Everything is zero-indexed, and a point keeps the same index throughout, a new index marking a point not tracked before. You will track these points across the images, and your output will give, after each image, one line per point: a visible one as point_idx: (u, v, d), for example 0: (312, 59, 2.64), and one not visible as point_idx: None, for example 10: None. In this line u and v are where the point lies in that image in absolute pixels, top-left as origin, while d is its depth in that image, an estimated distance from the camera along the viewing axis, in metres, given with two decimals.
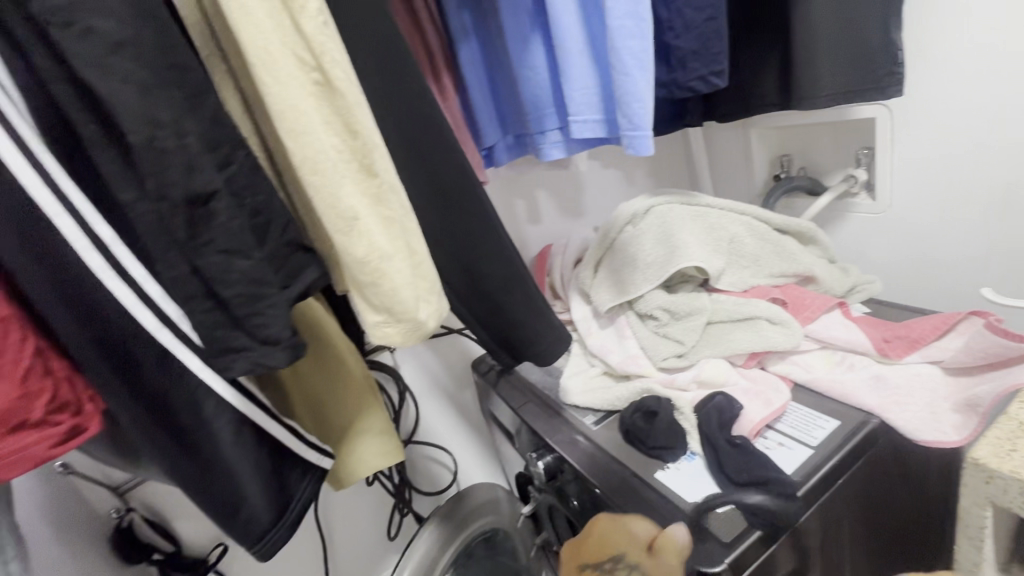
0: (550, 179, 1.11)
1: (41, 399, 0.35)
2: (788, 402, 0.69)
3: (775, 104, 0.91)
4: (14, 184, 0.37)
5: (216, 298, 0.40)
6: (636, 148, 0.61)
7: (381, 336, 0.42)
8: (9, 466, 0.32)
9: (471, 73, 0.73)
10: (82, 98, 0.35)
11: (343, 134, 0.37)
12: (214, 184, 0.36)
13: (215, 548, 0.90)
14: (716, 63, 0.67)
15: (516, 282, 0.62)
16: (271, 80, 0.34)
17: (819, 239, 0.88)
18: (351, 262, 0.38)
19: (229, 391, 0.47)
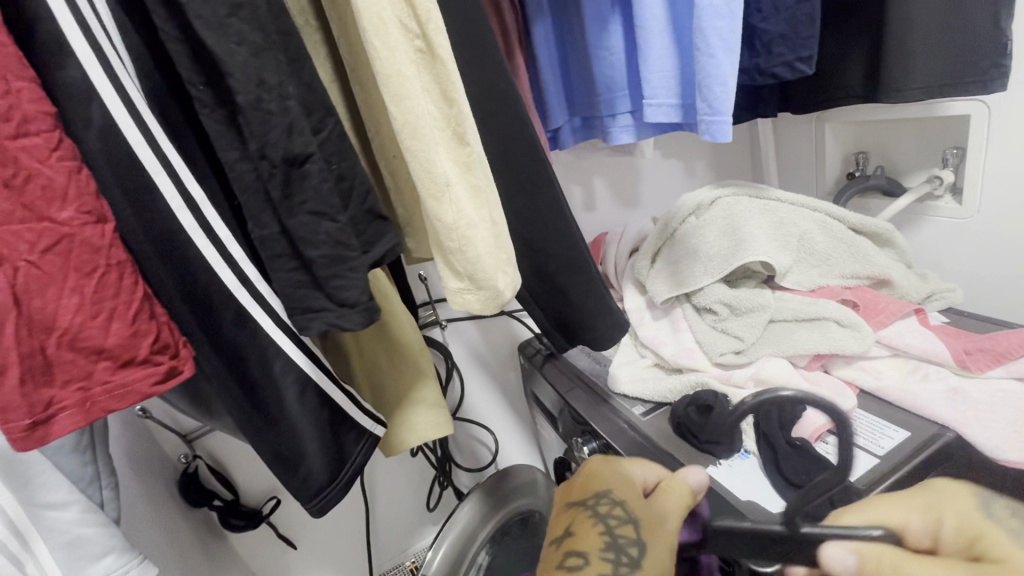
0: (608, 167, 1.09)
1: (147, 340, 0.38)
2: (853, 408, 0.66)
3: (858, 96, 0.85)
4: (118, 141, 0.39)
5: (300, 258, 0.42)
6: (713, 134, 0.60)
7: (462, 303, 0.46)
8: (117, 398, 0.37)
9: (544, 52, 0.73)
10: (193, 59, 0.37)
11: (441, 103, 0.41)
12: (310, 147, 0.39)
13: (268, 501, 0.96)
14: (805, 48, 0.64)
15: (579, 264, 0.61)
16: (382, 45, 0.38)
17: (896, 242, 0.83)
18: (439, 227, 0.43)
19: (297, 352, 0.49)
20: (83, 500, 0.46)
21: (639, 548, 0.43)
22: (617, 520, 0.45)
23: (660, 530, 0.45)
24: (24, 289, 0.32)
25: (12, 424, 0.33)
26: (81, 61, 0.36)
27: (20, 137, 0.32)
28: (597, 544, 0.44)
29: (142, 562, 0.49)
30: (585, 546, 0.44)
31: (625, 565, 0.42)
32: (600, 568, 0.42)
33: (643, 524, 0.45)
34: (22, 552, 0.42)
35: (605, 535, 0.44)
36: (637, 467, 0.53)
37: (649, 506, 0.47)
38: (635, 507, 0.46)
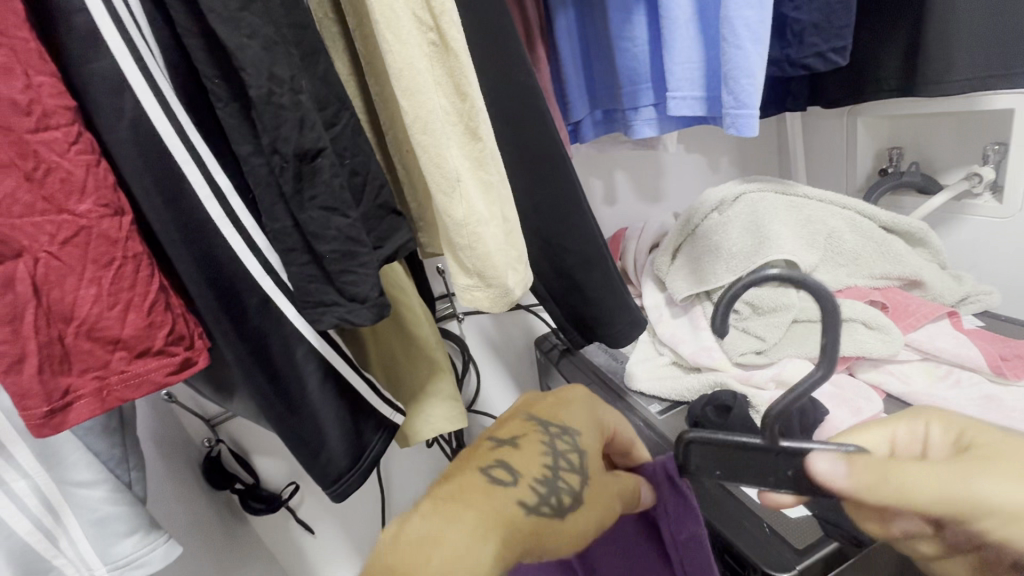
0: (630, 161, 1.06)
1: (162, 331, 0.38)
2: (879, 412, 0.63)
3: (895, 90, 0.81)
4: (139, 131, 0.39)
5: (312, 253, 0.42)
6: (738, 128, 0.58)
7: (469, 299, 0.45)
8: (134, 387, 0.38)
9: (566, 43, 0.71)
10: (212, 52, 0.37)
11: (453, 97, 0.41)
12: (321, 142, 0.39)
13: (288, 486, 0.98)
14: (839, 39, 0.61)
15: (597, 261, 0.60)
16: (394, 38, 0.37)
17: (930, 242, 0.80)
18: (449, 223, 0.42)
19: (319, 343, 0.50)
20: (115, 479, 0.47)
21: (571, 503, 0.35)
22: (569, 464, 0.36)
23: (607, 500, 0.37)
24: (43, 280, 0.33)
25: (31, 411, 0.34)
26: (113, 53, 0.37)
27: (42, 131, 0.33)
28: (535, 470, 0.35)
29: (167, 539, 0.50)
30: (521, 465, 0.36)
31: (549, 509, 0.34)
32: (524, 494, 0.34)
33: (591, 487, 0.37)
34: (54, 527, 0.44)
35: (547, 467, 0.36)
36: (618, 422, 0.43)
37: (608, 472, 0.39)
38: (592, 470, 0.37)
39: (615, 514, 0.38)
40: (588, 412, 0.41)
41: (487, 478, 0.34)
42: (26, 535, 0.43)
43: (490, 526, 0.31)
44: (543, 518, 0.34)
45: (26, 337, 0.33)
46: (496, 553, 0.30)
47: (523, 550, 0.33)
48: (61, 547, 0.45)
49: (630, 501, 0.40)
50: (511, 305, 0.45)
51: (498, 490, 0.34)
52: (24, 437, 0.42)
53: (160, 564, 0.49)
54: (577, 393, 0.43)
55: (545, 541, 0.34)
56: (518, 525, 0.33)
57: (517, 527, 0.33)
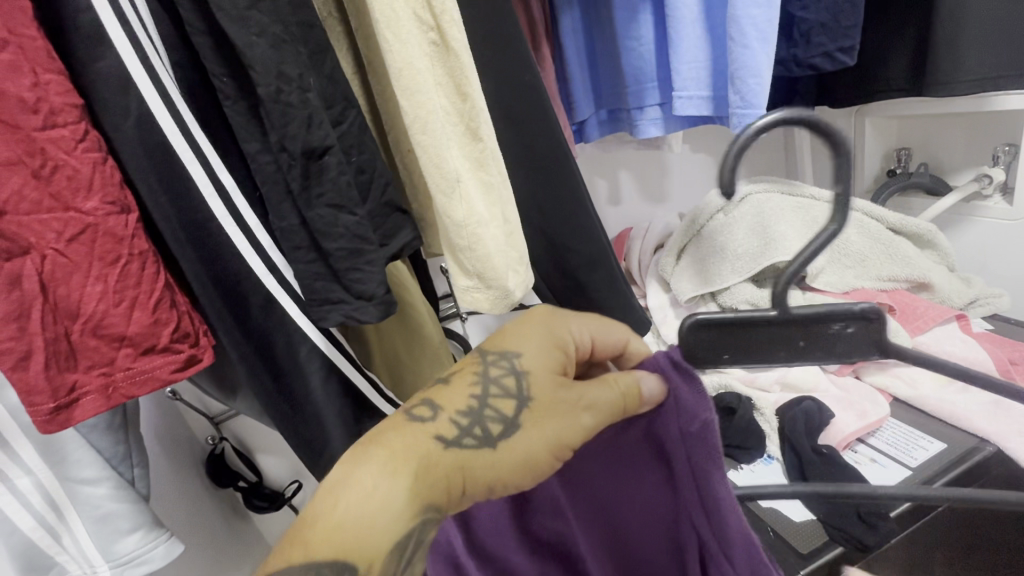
0: (635, 161, 1.06)
1: (167, 328, 0.38)
2: (886, 417, 0.62)
3: (903, 90, 0.81)
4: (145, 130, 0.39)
5: (319, 250, 0.42)
6: (744, 128, 0.57)
7: (469, 301, 0.45)
8: (139, 384, 0.38)
9: (571, 43, 0.71)
10: (220, 50, 0.37)
11: (454, 97, 0.41)
12: (329, 140, 0.39)
13: (291, 483, 0.98)
14: (847, 38, 0.61)
15: (602, 261, 0.60)
16: (394, 37, 0.37)
17: (938, 243, 0.79)
18: (448, 224, 0.42)
19: (324, 343, 0.50)
20: (118, 477, 0.47)
21: (504, 431, 0.34)
22: (503, 391, 0.35)
23: (562, 414, 0.35)
24: (50, 277, 0.34)
25: (37, 407, 0.35)
26: (119, 52, 0.37)
27: (49, 129, 0.33)
28: (459, 403, 0.35)
29: (169, 537, 0.50)
30: (447, 400, 0.35)
31: (472, 440, 0.34)
32: (442, 429, 0.34)
33: (532, 405, 0.35)
34: (57, 524, 0.45)
35: (473, 397, 0.35)
36: (587, 330, 0.39)
37: (561, 385, 0.35)
38: (535, 387, 0.35)
39: (583, 427, 0.34)
40: (539, 330, 0.38)
41: (408, 417, 0.35)
42: (30, 530, 0.44)
43: (403, 464, 0.33)
44: (467, 450, 0.34)
45: (33, 334, 0.33)
46: (407, 492, 0.32)
47: (449, 487, 0.33)
48: (63, 543, 0.45)
49: (624, 408, 0.34)
50: (513, 305, 0.45)
51: (416, 425, 0.34)
52: (29, 436, 0.43)
53: (160, 562, 0.49)
54: (537, 313, 0.40)
55: (477, 471, 0.34)
56: (435, 460, 0.33)
57: (434, 463, 0.33)
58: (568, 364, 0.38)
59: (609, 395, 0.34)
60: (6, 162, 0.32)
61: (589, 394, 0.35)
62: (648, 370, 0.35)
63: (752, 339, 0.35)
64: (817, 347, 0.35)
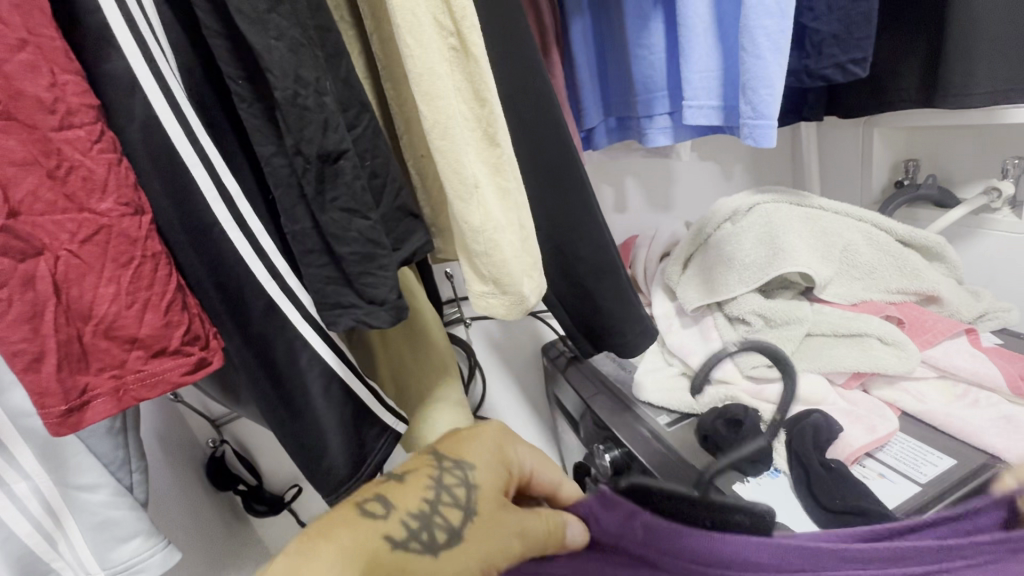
0: (642, 168, 1.06)
1: (178, 330, 0.38)
2: (895, 431, 0.62)
3: (913, 102, 0.81)
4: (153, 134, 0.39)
5: (331, 254, 0.42)
6: (755, 139, 0.57)
7: (486, 306, 0.45)
8: (149, 387, 0.38)
9: (581, 50, 0.71)
10: (235, 52, 0.37)
11: (472, 103, 0.41)
12: (344, 144, 0.39)
13: (291, 488, 0.97)
14: (859, 50, 0.61)
15: (610, 269, 0.60)
16: (415, 42, 0.37)
17: (948, 256, 0.79)
18: (466, 229, 0.42)
19: (325, 348, 0.49)
20: (116, 484, 0.47)
21: (447, 542, 0.39)
22: (452, 499, 0.41)
23: (496, 531, 0.41)
24: (63, 278, 0.33)
25: (49, 410, 0.34)
26: (130, 54, 0.37)
27: (65, 130, 0.33)
28: (412, 505, 0.39)
29: (166, 546, 0.50)
30: (397, 500, 0.39)
31: (416, 548, 0.38)
32: (392, 529, 0.38)
33: (477, 522, 0.40)
34: (54, 529, 0.44)
35: (426, 501, 0.40)
36: (534, 462, 0.48)
37: (501, 506, 0.42)
38: (480, 503, 0.41)
39: (508, 551, 0.41)
40: (492, 445, 0.46)
41: (358, 511, 0.38)
42: (26, 537, 0.43)
43: (351, 560, 0.34)
44: (412, 554, 0.37)
45: (45, 335, 0.33)
46: None
47: None
48: (59, 549, 0.45)
49: (547, 541, 0.44)
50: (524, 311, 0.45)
51: (366, 520, 0.37)
52: (29, 440, 0.42)
53: (157, 571, 0.49)
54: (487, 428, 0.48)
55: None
56: (381, 558, 0.36)
57: (378, 559, 0.36)
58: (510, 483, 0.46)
59: (539, 530, 0.44)
60: (21, 162, 0.32)
61: (521, 522, 0.43)
62: (569, 526, 0.46)
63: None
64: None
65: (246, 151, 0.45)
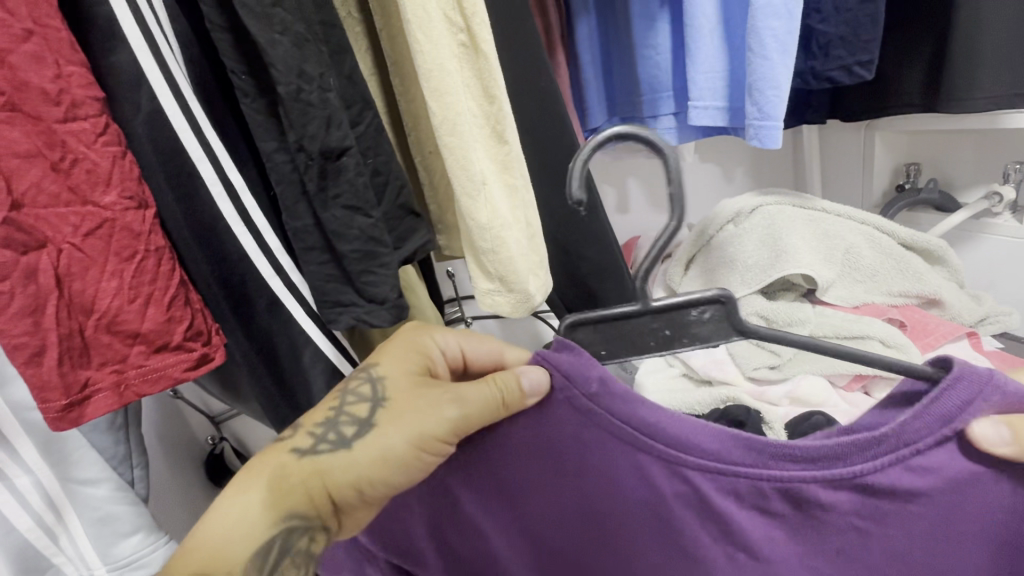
0: (644, 169, 1.06)
1: (180, 325, 0.38)
2: None
3: (917, 107, 0.81)
4: (158, 128, 0.39)
5: (332, 252, 0.42)
6: (761, 140, 0.57)
7: (491, 304, 0.45)
8: (150, 382, 0.37)
9: (586, 50, 0.71)
10: (239, 48, 0.37)
11: (481, 99, 0.40)
12: (346, 141, 0.38)
13: None
14: (866, 52, 0.61)
15: (615, 270, 0.59)
16: (425, 38, 0.37)
17: (949, 260, 0.79)
18: (473, 226, 0.42)
19: (328, 345, 0.49)
20: (118, 478, 0.47)
21: (358, 432, 0.36)
22: (358, 398, 0.38)
23: (428, 411, 0.36)
24: (66, 271, 0.33)
25: (49, 404, 0.34)
26: (136, 47, 0.37)
27: (69, 122, 0.33)
28: (319, 417, 0.37)
29: (167, 541, 0.49)
30: (311, 417, 0.38)
31: (326, 446, 0.36)
32: (299, 442, 0.37)
33: (388, 406, 0.37)
34: (55, 524, 0.44)
35: (333, 410, 0.37)
36: (455, 340, 0.43)
37: (418, 386, 0.38)
38: (390, 390, 0.38)
39: (447, 417, 0.35)
40: (404, 344, 0.41)
41: (280, 442, 0.38)
42: (27, 531, 0.43)
43: (258, 480, 0.36)
44: (322, 456, 0.36)
45: (47, 328, 0.33)
46: (261, 502, 0.35)
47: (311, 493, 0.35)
48: (61, 544, 0.44)
49: (501, 406, 0.35)
50: (530, 310, 0.45)
51: (278, 445, 0.37)
52: (31, 433, 0.42)
53: (159, 566, 0.48)
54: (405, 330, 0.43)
55: (333, 474, 0.35)
56: (288, 470, 0.36)
57: (287, 474, 0.36)
58: (432, 368, 0.41)
59: (478, 394, 0.35)
60: (25, 153, 0.31)
61: (460, 393, 0.36)
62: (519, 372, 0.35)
63: (624, 332, 0.38)
64: (681, 336, 0.37)
65: (249, 146, 0.45)
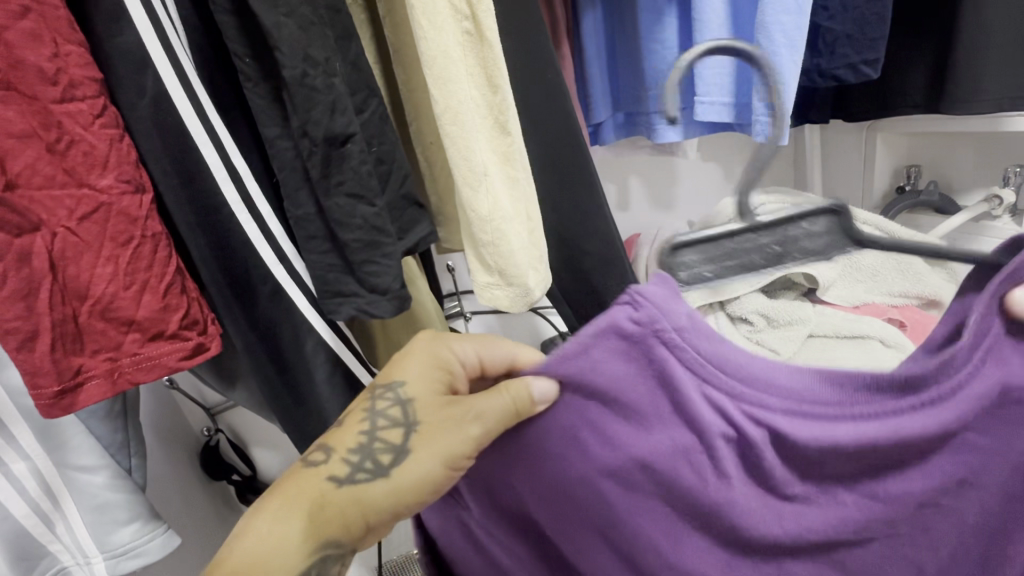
0: (645, 166, 1.05)
1: (177, 313, 0.37)
2: None
3: (917, 108, 0.81)
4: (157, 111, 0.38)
5: (334, 241, 0.41)
6: (767, 136, 0.57)
7: (490, 298, 0.44)
8: (145, 370, 0.36)
9: (591, 44, 0.71)
10: (243, 30, 0.36)
11: (486, 89, 0.40)
12: (351, 128, 0.38)
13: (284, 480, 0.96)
14: (872, 50, 0.61)
15: (617, 266, 0.59)
16: (429, 24, 0.36)
17: (952, 263, 0.76)
18: (474, 218, 0.41)
19: (329, 335, 0.48)
20: (116, 466, 0.46)
21: (394, 458, 0.34)
22: (389, 420, 0.35)
23: (451, 429, 0.34)
24: (60, 255, 0.32)
25: (40, 390, 0.33)
26: (136, 27, 0.36)
27: (66, 102, 0.32)
28: (349, 442, 0.35)
29: (166, 530, 0.48)
30: (337, 441, 0.35)
31: (365, 475, 0.34)
32: (334, 469, 0.34)
33: (419, 429, 0.35)
34: (52, 511, 0.43)
35: (362, 435, 0.35)
36: (474, 351, 0.39)
37: (447, 404, 0.35)
38: (420, 413, 0.35)
39: (473, 438, 0.33)
40: (424, 356, 0.38)
41: (305, 464, 0.35)
42: (23, 518, 0.42)
43: (294, 508, 0.33)
44: (360, 485, 0.34)
45: (41, 313, 0.32)
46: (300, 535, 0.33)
47: (352, 524, 0.34)
48: (56, 532, 0.44)
49: (517, 413, 0.32)
50: (530, 305, 0.44)
51: (309, 470, 0.35)
52: (28, 419, 0.41)
53: (156, 556, 0.47)
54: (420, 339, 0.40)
55: (374, 504, 0.34)
56: (327, 501, 0.34)
57: (326, 505, 0.33)
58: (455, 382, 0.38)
59: (497, 408, 0.32)
60: (20, 133, 0.31)
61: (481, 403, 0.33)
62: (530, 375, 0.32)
63: (724, 250, 0.37)
64: (793, 251, 0.37)
65: (253, 133, 0.44)
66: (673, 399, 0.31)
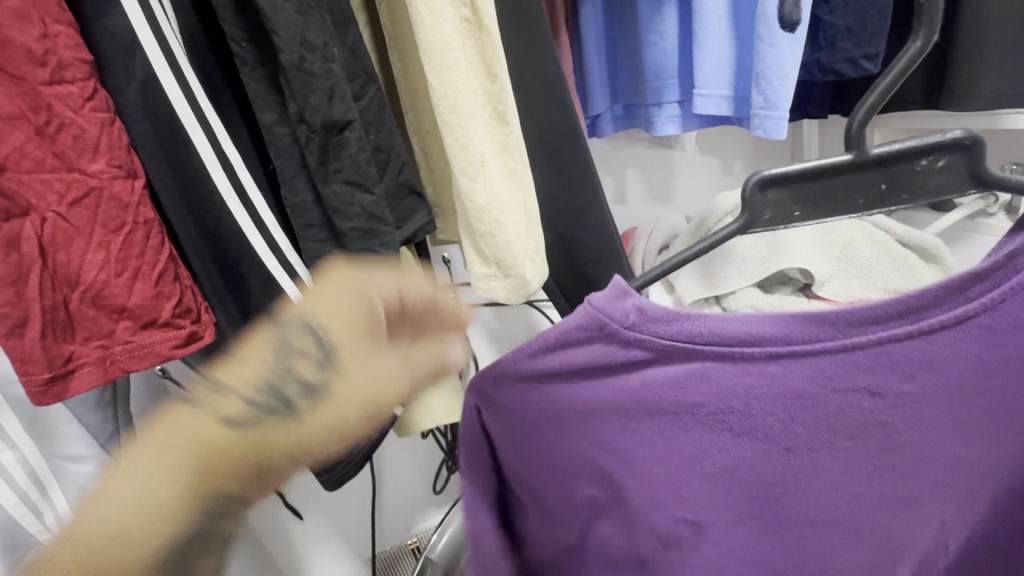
0: (642, 159, 1.05)
1: (170, 301, 0.37)
2: None
3: (917, 104, 0.81)
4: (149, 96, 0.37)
5: (331, 229, 0.41)
6: (765, 129, 0.57)
7: (487, 289, 0.44)
8: (138, 358, 0.36)
9: (591, 34, 0.70)
10: (238, 13, 0.36)
11: (484, 78, 0.39)
12: (350, 114, 0.37)
13: None
14: (872, 46, 0.61)
15: (614, 258, 0.58)
16: (428, 11, 0.36)
17: (944, 258, 0.77)
18: (471, 208, 0.41)
19: None
20: (107, 455, 0.46)
21: (309, 397, 0.31)
22: (305, 353, 0.30)
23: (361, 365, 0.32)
24: (50, 240, 0.32)
25: (31, 377, 0.33)
26: (126, 8, 0.35)
27: (55, 85, 0.32)
28: (251, 380, 0.30)
29: None
30: (238, 379, 0.30)
31: (264, 411, 0.29)
32: (229, 410, 0.29)
33: (338, 367, 0.31)
34: (41, 499, 0.43)
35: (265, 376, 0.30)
36: (395, 284, 0.34)
37: (368, 345, 0.32)
38: (336, 348, 0.31)
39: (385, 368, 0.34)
40: (340, 290, 0.33)
41: (187, 406, 0.29)
42: (11, 507, 0.41)
43: (168, 454, 0.28)
44: (265, 427, 0.30)
45: (30, 300, 0.32)
46: (183, 483, 0.28)
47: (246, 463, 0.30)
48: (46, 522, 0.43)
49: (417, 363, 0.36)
50: (524, 300, 0.44)
51: (186, 409, 0.29)
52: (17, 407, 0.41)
53: None
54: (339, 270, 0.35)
55: (274, 445, 0.31)
56: (215, 440, 0.29)
57: (209, 451, 0.29)
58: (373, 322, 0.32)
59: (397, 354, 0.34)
60: (8, 116, 0.30)
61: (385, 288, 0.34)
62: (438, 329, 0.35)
63: (817, 190, 0.37)
64: (900, 191, 0.37)
65: (247, 120, 0.44)
66: (620, 389, 0.35)
